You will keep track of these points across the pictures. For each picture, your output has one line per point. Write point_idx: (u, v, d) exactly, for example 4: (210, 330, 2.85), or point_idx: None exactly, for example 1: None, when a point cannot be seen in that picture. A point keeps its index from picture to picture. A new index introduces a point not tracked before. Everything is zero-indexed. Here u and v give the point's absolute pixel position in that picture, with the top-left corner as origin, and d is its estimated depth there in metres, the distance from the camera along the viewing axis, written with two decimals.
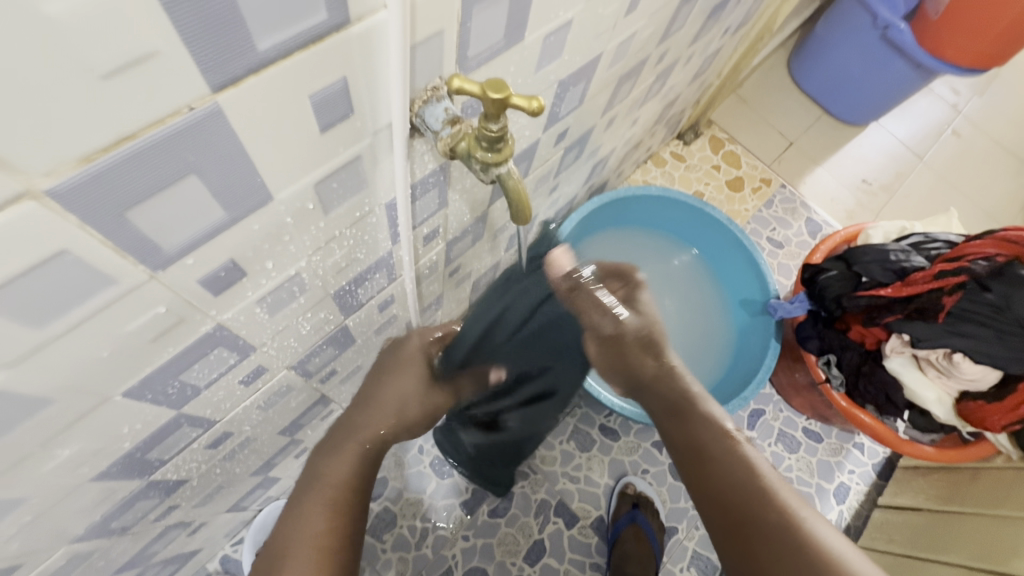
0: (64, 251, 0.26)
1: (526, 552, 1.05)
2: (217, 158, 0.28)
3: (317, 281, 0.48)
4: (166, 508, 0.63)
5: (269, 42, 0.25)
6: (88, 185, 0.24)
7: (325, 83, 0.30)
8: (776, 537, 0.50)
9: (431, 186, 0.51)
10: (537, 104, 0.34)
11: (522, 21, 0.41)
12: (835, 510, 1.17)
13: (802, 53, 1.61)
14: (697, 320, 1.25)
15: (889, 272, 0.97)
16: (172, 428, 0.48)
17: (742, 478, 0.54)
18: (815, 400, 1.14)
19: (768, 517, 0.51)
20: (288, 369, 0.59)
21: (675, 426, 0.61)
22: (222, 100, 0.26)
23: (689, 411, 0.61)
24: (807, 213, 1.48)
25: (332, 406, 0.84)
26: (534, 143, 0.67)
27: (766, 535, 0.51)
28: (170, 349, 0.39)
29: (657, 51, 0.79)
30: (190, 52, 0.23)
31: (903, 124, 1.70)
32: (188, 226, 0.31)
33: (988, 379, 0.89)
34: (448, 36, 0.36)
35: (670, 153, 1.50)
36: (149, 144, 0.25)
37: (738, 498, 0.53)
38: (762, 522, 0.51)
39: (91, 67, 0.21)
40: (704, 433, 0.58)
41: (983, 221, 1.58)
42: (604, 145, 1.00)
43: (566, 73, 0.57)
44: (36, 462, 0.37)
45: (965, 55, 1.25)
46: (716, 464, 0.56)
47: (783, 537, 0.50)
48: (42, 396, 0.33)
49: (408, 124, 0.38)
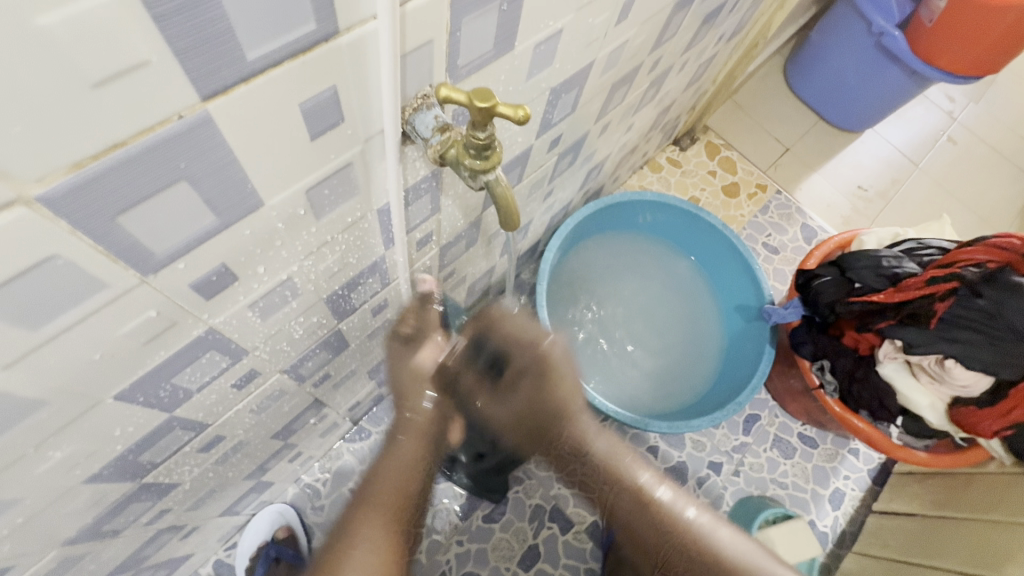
0: (55, 256, 0.26)
1: (521, 557, 1.05)
2: (208, 165, 0.29)
3: (309, 286, 0.48)
4: (158, 511, 0.63)
5: (259, 52, 0.26)
6: (79, 191, 0.24)
7: (315, 92, 0.31)
8: (654, 543, 0.81)
9: (424, 192, 0.52)
10: (523, 113, 0.35)
11: (512, 30, 0.42)
12: (830, 515, 1.17)
13: (797, 60, 1.63)
14: (692, 326, 1.26)
15: (882, 278, 0.98)
16: (164, 432, 0.48)
17: (645, 524, 0.79)
18: (810, 405, 1.14)
19: None
20: (281, 373, 0.59)
21: (595, 482, 0.82)
22: (212, 108, 0.26)
23: (607, 478, 0.81)
24: (802, 219, 1.48)
25: (326, 410, 0.85)
26: (527, 149, 0.68)
27: (654, 542, 0.81)
28: (163, 352, 0.39)
29: (650, 59, 0.80)
30: (181, 63, 0.24)
31: (898, 131, 1.71)
32: (180, 231, 0.31)
33: (981, 385, 0.89)
34: (438, 46, 0.36)
35: (666, 159, 1.51)
36: (140, 151, 0.25)
37: (635, 516, 0.81)
38: (646, 532, 0.81)
39: (82, 77, 0.21)
40: (619, 494, 0.80)
41: (977, 228, 1.59)
42: (599, 151, 1.01)
43: (559, 80, 0.57)
44: (29, 465, 0.38)
45: (959, 63, 1.26)
46: (625, 501, 0.80)
47: (665, 535, 0.78)
48: (34, 399, 0.33)
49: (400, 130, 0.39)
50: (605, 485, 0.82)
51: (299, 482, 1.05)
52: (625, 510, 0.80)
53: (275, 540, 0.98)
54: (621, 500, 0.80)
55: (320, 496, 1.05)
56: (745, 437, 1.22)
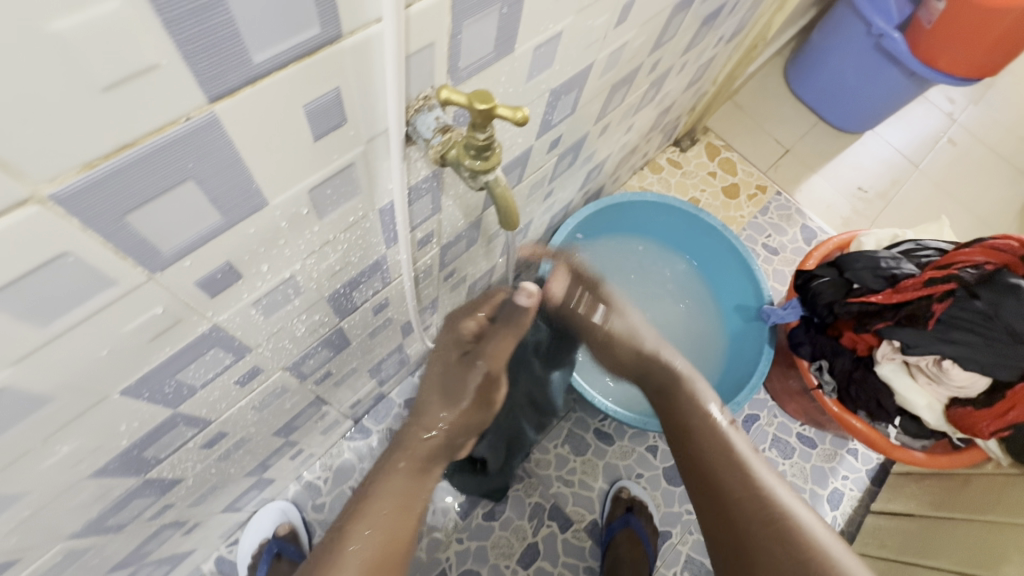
0: (65, 254, 0.27)
1: (520, 555, 1.06)
2: (214, 165, 0.30)
3: (312, 284, 0.49)
4: (161, 506, 0.64)
5: (265, 56, 0.27)
6: (89, 190, 0.25)
7: (319, 93, 0.31)
8: (741, 505, 0.59)
9: (425, 191, 0.52)
10: (522, 115, 0.36)
11: (512, 33, 0.43)
12: (829, 515, 1.17)
13: (798, 61, 1.63)
14: (692, 327, 1.26)
15: (880, 278, 0.99)
16: (167, 427, 0.49)
17: (716, 461, 0.62)
18: (808, 406, 1.15)
19: (742, 505, 0.59)
20: (283, 371, 0.60)
21: (664, 405, 0.71)
22: (219, 110, 0.27)
23: (678, 393, 0.70)
24: (802, 220, 1.49)
25: (327, 408, 0.85)
26: (527, 150, 0.69)
27: (730, 497, 0.60)
28: (168, 349, 0.40)
29: (650, 60, 0.80)
30: (189, 67, 0.24)
31: (898, 132, 1.72)
32: (186, 230, 0.32)
33: (977, 387, 0.90)
34: (439, 49, 0.37)
35: (666, 160, 1.52)
36: (149, 151, 0.26)
37: (704, 457, 0.63)
38: (725, 482, 0.61)
39: (94, 80, 0.22)
40: (686, 413, 0.67)
41: (977, 229, 1.59)
42: (599, 152, 1.02)
43: (558, 81, 0.58)
44: (36, 459, 0.39)
45: (959, 65, 1.26)
46: (688, 419, 0.67)
47: (728, 486, 0.61)
48: (42, 394, 0.34)
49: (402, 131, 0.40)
50: (672, 401, 0.70)
51: (300, 480, 1.06)
52: (689, 431, 0.66)
53: (276, 537, 0.99)
54: (680, 427, 0.67)
55: (321, 494, 1.05)
56: (744, 437, 1.22)
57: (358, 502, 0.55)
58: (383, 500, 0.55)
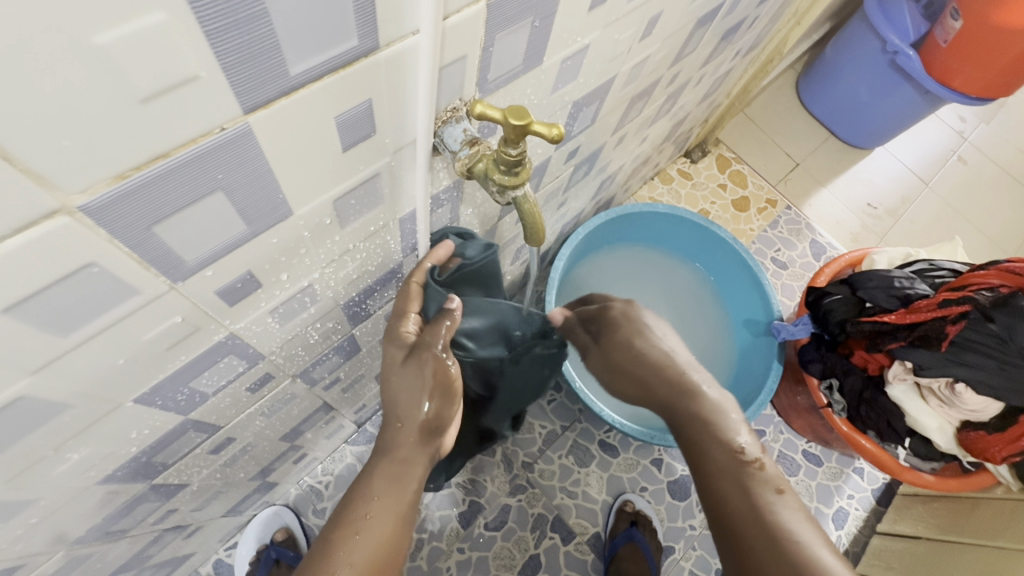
0: (91, 264, 0.26)
1: (522, 566, 1.04)
2: (243, 175, 0.29)
3: (328, 292, 0.48)
4: (165, 511, 0.63)
5: (303, 67, 0.26)
6: (117, 202, 0.24)
7: (351, 105, 0.31)
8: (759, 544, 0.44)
9: (445, 201, 0.52)
10: (558, 132, 0.35)
11: (542, 45, 0.42)
12: (833, 535, 1.16)
13: (810, 75, 1.63)
14: (699, 340, 1.25)
15: (893, 298, 0.97)
16: (177, 434, 0.48)
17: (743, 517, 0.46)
18: (815, 423, 1.14)
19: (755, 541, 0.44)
20: (293, 378, 0.59)
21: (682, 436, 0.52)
22: (253, 121, 0.26)
23: (697, 427, 0.51)
24: (812, 234, 1.48)
25: (333, 413, 0.84)
26: (546, 161, 0.68)
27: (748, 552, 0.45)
28: (184, 357, 0.39)
29: (670, 73, 0.80)
30: (228, 78, 0.24)
31: (910, 150, 1.71)
32: (210, 240, 0.31)
33: (991, 411, 0.89)
34: (470, 61, 0.36)
35: (676, 171, 1.51)
36: (181, 162, 0.25)
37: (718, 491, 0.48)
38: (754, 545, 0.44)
39: (131, 91, 0.21)
40: (707, 449, 0.49)
41: (987, 250, 1.59)
42: (613, 162, 1.01)
43: (581, 93, 0.58)
44: (47, 467, 0.38)
45: (973, 84, 1.25)
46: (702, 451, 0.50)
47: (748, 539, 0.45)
48: (57, 402, 0.33)
49: (430, 142, 0.39)
50: (692, 436, 0.51)
51: (301, 483, 1.05)
52: (711, 477, 0.48)
53: (275, 542, 0.98)
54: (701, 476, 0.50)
55: (321, 499, 1.04)
56: None
57: (333, 540, 0.45)
58: (352, 548, 0.44)
